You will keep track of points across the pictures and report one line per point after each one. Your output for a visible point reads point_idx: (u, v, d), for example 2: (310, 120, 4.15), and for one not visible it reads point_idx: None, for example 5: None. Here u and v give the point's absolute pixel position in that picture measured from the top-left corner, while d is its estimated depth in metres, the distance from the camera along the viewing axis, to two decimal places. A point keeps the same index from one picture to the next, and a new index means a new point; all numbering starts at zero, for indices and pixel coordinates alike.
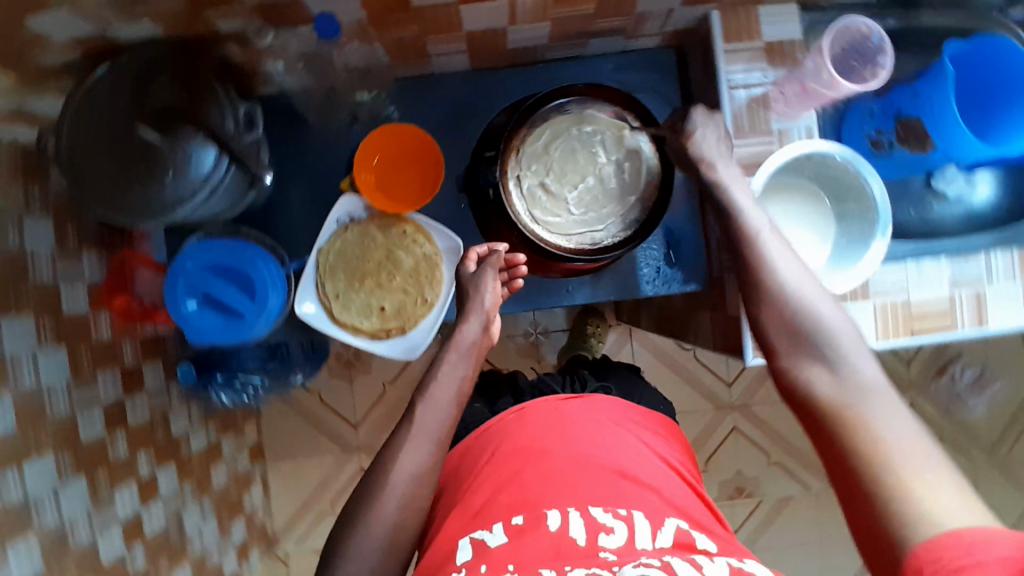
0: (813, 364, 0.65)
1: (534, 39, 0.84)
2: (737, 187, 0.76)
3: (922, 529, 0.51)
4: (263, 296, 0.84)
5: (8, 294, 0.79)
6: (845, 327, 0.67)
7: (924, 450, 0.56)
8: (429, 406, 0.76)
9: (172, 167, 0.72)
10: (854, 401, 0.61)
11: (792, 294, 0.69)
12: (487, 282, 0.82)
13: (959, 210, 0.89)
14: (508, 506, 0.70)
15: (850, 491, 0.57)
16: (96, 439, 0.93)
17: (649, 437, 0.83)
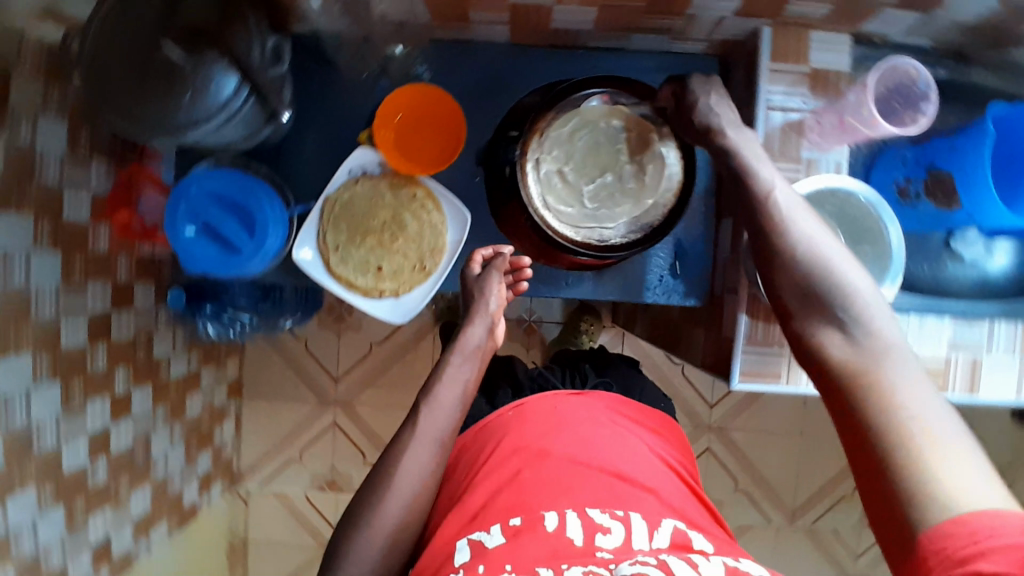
0: (828, 331, 0.61)
1: (579, 24, 0.82)
2: (750, 154, 0.71)
3: (935, 505, 0.48)
4: (263, 235, 0.83)
5: (11, 189, 0.79)
6: (863, 288, 0.62)
7: (942, 424, 0.52)
8: (433, 410, 0.77)
9: (190, 88, 0.70)
10: (870, 367, 0.57)
11: (806, 255, 0.64)
12: (492, 284, 0.85)
13: (972, 274, 0.88)
14: (506, 508, 0.69)
15: (862, 462, 0.54)
16: (77, 347, 0.93)
17: (649, 439, 0.83)
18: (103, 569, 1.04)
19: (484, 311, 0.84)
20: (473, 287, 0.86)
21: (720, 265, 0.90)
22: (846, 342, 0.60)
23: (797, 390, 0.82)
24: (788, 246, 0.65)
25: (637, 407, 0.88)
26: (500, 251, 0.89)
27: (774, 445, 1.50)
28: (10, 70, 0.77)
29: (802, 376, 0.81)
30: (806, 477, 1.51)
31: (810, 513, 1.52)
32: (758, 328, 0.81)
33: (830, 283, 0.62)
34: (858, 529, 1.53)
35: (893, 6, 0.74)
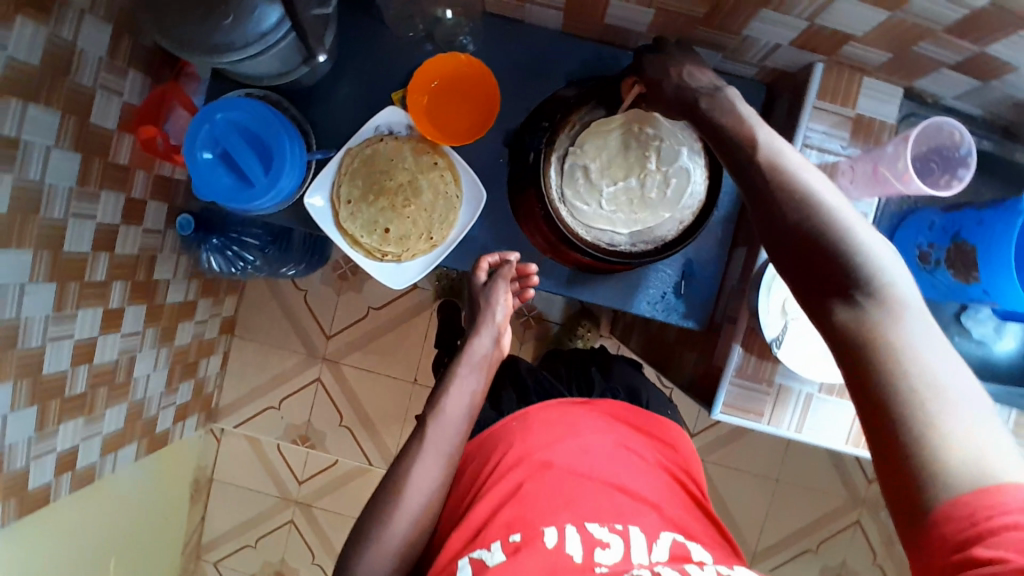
0: (831, 292, 0.52)
1: (634, 24, 0.81)
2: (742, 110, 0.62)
3: (942, 481, 0.44)
4: (278, 173, 0.82)
5: (43, 81, 0.79)
6: (868, 236, 0.52)
7: (955, 391, 0.46)
8: (440, 424, 0.76)
9: (234, 13, 0.69)
10: (879, 331, 0.49)
11: (805, 207, 0.54)
12: (498, 293, 0.83)
13: (977, 352, 0.86)
14: (507, 522, 0.68)
15: (868, 428, 0.48)
16: (79, 253, 0.93)
17: (648, 445, 0.81)
18: (64, 476, 1.04)
19: (490, 321, 0.83)
20: (479, 296, 0.84)
21: (727, 295, 0.89)
22: (852, 304, 0.51)
23: (778, 431, 0.81)
24: (783, 192, 0.55)
25: (642, 415, 0.85)
26: (506, 258, 0.87)
27: (747, 485, 1.49)
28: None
29: (785, 419, 0.81)
30: (773, 523, 1.50)
31: (770, 559, 1.50)
32: (750, 362, 0.80)
33: (830, 235, 0.52)
34: None
35: (952, 66, 0.72)
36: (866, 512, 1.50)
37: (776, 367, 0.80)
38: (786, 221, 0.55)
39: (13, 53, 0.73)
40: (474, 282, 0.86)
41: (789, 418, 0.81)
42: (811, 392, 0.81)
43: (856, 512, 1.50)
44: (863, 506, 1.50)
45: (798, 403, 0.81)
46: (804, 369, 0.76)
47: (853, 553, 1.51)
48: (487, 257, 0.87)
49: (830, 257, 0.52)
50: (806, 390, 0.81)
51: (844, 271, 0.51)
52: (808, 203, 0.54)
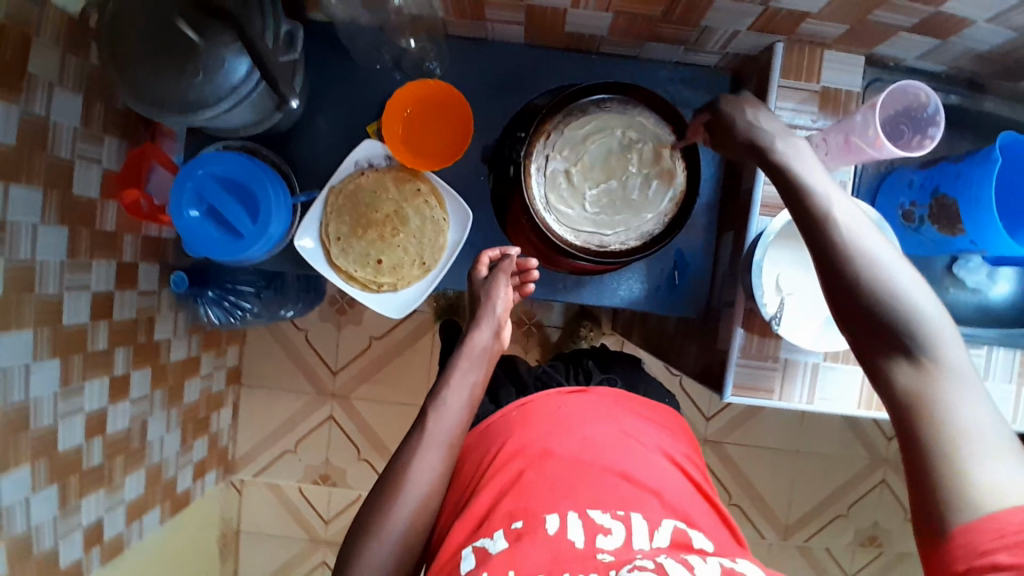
0: (887, 352, 0.57)
1: (595, 29, 0.83)
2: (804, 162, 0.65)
3: (971, 507, 0.49)
4: (266, 220, 0.83)
5: (22, 160, 0.80)
6: (930, 306, 0.56)
7: (990, 434, 0.51)
8: (442, 413, 0.75)
9: (202, 69, 0.71)
10: (931, 394, 0.54)
11: (871, 269, 0.58)
12: (499, 287, 0.84)
13: (974, 300, 0.87)
14: (508, 512, 0.67)
15: (910, 464, 0.53)
16: (78, 325, 0.93)
17: (650, 434, 0.80)
18: (94, 550, 1.05)
19: (490, 315, 0.83)
20: (479, 290, 0.85)
21: (719, 278, 0.90)
22: (911, 367, 0.55)
23: (789, 405, 0.82)
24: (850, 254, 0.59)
25: (640, 403, 0.85)
26: (507, 252, 0.88)
27: (769, 461, 1.50)
28: (31, 37, 0.78)
29: (794, 392, 0.81)
30: (800, 495, 1.51)
31: (803, 530, 1.51)
32: (752, 342, 0.81)
33: (893, 303, 0.56)
34: (851, 549, 1.52)
35: (909, 29, 0.74)
36: (890, 470, 1.51)
37: (779, 342, 0.81)
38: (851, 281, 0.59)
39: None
40: (475, 277, 0.87)
41: (799, 391, 0.81)
42: (817, 361, 0.81)
43: (880, 472, 1.51)
44: (886, 465, 1.51)
45: (805, 376, 0.81)
46: (805, 342, 0.76)
47: (884, 513, 1.52)
48: (487, 253, 0.88)
49: (886, 315, 0.57)
50: (811, 360, 0.81)
51: (904, 329, 0.56)
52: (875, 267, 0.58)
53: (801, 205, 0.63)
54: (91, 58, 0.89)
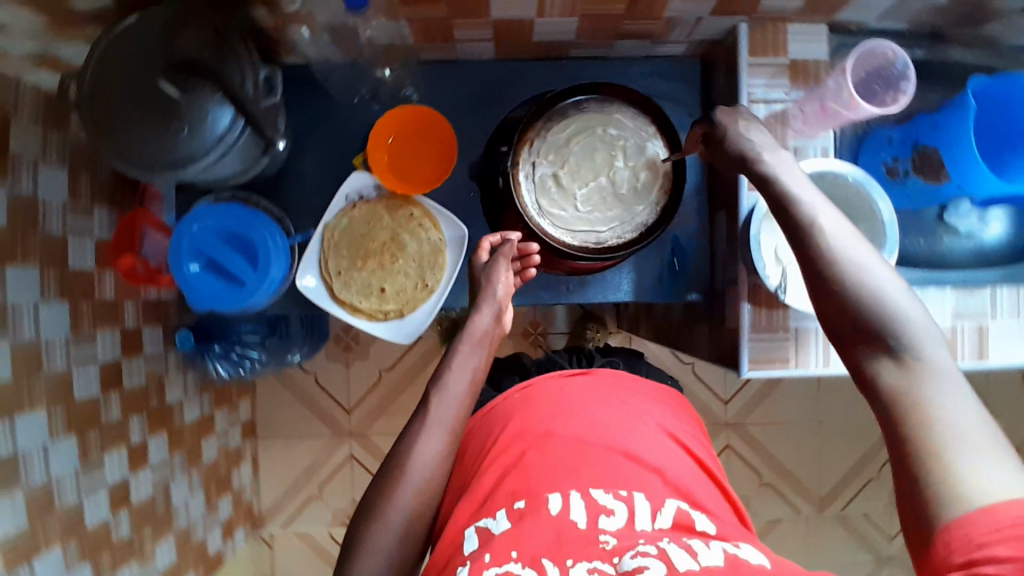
0: (873, 352, 0.56)
1: (562, 34, 0.85)
2: (789, 175, 0.67)
3: (961, 501, 0.46)
4: (266, 265, 0.84)
5: (15, 242, 0.80)
6: (912, 307, 0.56)
7: (981, 433, 0.49)
8: (444, 396, 0.76)
9: (187, 124, 0.72)
10: (912, 395, 0.52)
11: (853, 275, 0.58)
12: (499, 273, 0.83)
13: (970, 245, 0.88)
14: (511, 492, 0.66)
15: (899, 468, 0.51)
16: (89, 398, 0.93)
17: (656, 413, 0.78)
18: None
19: (491, 299, 0.83)
20: (481, 275, 0.85)
21: (717, 259, 0.91)
22: (894, 364, 0.54)
23: (807, 372, 0.82)
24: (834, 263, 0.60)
25: (642, 386, 0.83)
26: (507, 237, 0.87)
27: (793, 436, 1.50)
28: (10, 119, 0.79)
29: (810, 359, 0.82)
30: (829, 465, 1.50)
31: (837, 500, 1.51)
32: (761, 316, 0.82)
33: (875, 301, 0.57)
34: (888, 512, 1.52)
35: None
36: None
37: (787, 312, 0.81)
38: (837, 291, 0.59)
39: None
40: (477, 262, 0.87)
41: (814, 357, 0.82)
42: None
43: None
44: None
45: (818, 340, 0.82)
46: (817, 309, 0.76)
47: None
48: (487, 238, 0.87)
49: (871, 322, 0.57)
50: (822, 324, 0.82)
51: (887, 333, 0.55)
52: (857, 275, 0.58)
53: (785, 211, 0.65)
54: (72, 131, 0.89)
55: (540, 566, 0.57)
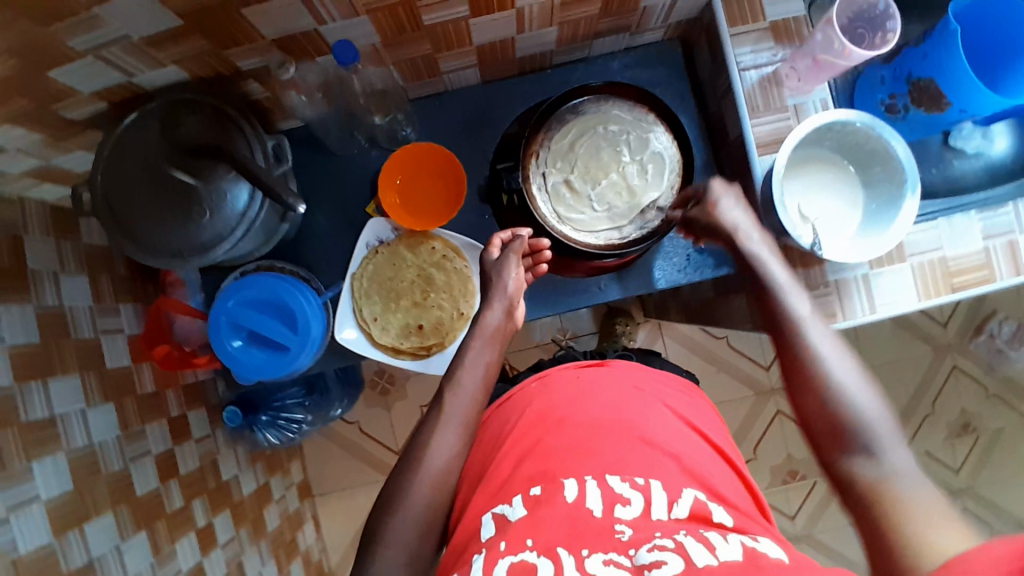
0: (847, 452, 0.65)
1: (543, 46, 0.86)
2: (777, 264, 0.76)
3: (930, 557, 0.52)
4: (305, 327, 0.85)
5: (50, 356, 0.79)
6: (880, 412, 0.67)
7: (941, 511, 0.57)
8: (457, 392, 0.77)
9: (208, 207, 0.74)
10: (885, 485, 0.61)
11: (831, 378, 0.69)
12: (510, 269, 0.82)
13: (980, 164, 0.87)
14: (529, 477, 0.67)
15: (871, 546, 0.58)
16: (152, 492, 0.91)
17: (671, 398, 0.79)
18: None
19: (502, 293, 0.82)
20: (490, 271, 0.83)
21: None
22: (867, 462, 0.64)
23: (856, 321, 0.83)
24: (814, 367, 0.70)
25: (653, 378, 0.81)
26: (518, 233, 0.84)
27: None
28: (21, 236, 0.78)
29: (856, 308, 0.83)
30: None
31: None
32: (799, 275, 0.82)
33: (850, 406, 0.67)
34: (949, 444, 1.51)
35: None
36: (958, 355, 1.50)
37: (823, 267, 0.82)
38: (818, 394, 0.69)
39: (9, 338, 0.74)
40: (487, 259, 0.84)
41: (859, 304, 0.82)
42: (866, 272, 0.82)
43: (948, 359, 1.50)
44: (952, 351, 1.50)
45: (860, 288, 0.83)
46: (850, 257, 0.75)
47: (968, 398, 1.51)
48: (497, 234, 0.85)
49: (846, 427, 0.66)
50: (860, 273, 0.82)
51: (861, 431, 0.65)
52: (833, 379, 0.69)
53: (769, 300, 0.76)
54: (82, 235, 0.89)
55: (554, 555, 0.57)
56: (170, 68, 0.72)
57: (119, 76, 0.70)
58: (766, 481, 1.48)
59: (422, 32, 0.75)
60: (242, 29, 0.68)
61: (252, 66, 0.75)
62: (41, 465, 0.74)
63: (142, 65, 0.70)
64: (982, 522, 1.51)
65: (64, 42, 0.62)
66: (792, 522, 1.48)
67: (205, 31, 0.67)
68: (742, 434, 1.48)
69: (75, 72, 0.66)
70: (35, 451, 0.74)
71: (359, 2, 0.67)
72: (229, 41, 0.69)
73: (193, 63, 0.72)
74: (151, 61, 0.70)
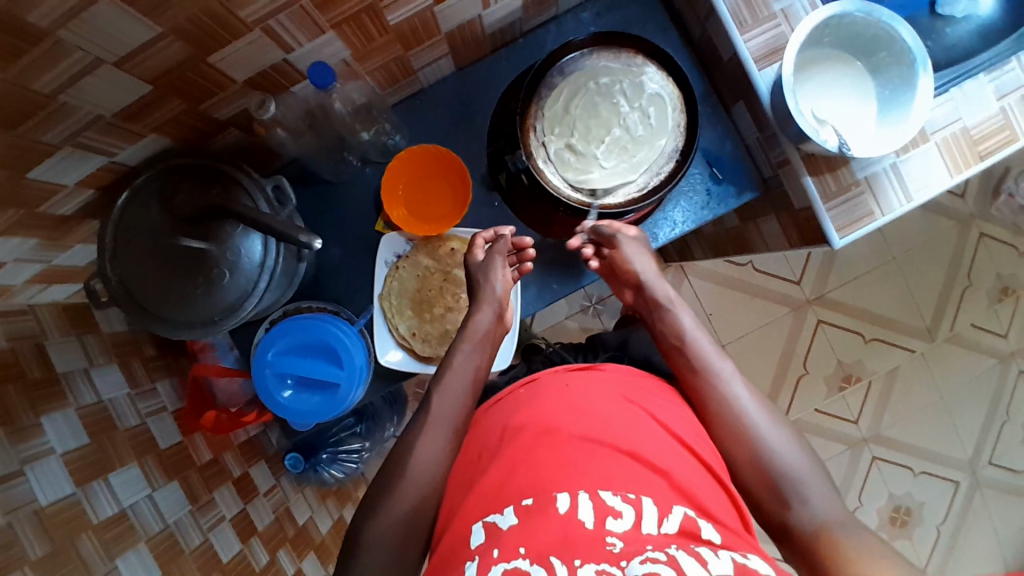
0: (783, 505, 0.66)
1: (511, 15, 0.83)
2: (681, 307, 0.81)
3: None
4: (349, 359, 0.84)
5: (106, 452, 0.76)
6: (800, 456, 0.69)
7: (885, 558, 0.58)
8: (445, 394, 0.74)
9: (226, 266, 0.73)
10: (827, 534, 0.62)
11: (750, 422, 0.70)
12: (496, 268, 0.83)
13: (971, 27, 0.84)
14: (518, 489, 0.59)
15: None
16: (236, 556, 0.90)
17: (662, 411, 0.69)
18: None
19: (492, 296, 0.83)
20: (477, 271, 0.84)
21: (753, 149, 0.89)
22: (802, 511, 0.65)
23: (896, 215, 0.80)
24: (733, 415, 0.71)
25: (642, 390, 0.72)
26: (500, 233, 0.87)
27: (874, 283, 1.47)
28: (43, 343, 0.74)
29: (892, 200, 0.80)
30: (921, 295, 1.48)
31: (944, 322, 1.48)
32: (827, 181, 0.80)
33: (777, 458, 0.68)
34: (993, 312, 1.49)
35: None
36: (983, 222, 1.47)
37: (849, 167, 0.79)
38: (742, 442, 0.70)
39: (60, 447, 0.71)
40: (471, 260, 0.86)
41: (894, 196, 0.80)
42: (893, 162, 0.80)
43: (975, 228, 1.47)
44: (976, 220, 1.47)
45: (891, 179, 0.80)
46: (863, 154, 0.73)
47: (1002, 262, 1.48)
48: (479, 235, 0.87)
49: (774, 478, 0.67)
50: (887, 164, 0.79)
51: (790, 477, 0.67)
52: (750, 424, 0.70)
53: (683, 346, 0.78)
54: (103, 327, 0.84)
55: (547, 563, 0.51)
56: (148, 138, 0.70)
57: (101, 160, 0.68)
58: (823, 392, 1.47)
59: (390, 34, 0.72)
60: (213, 80, 0.66)
61: (228, 114, 0.74)
62: (126, 560, 0.73)
63: (120, 141, 0.67)
64: None
65: (38, 139, 0.59)
66: (858, 427, 1.48)
67: (177, 92, 0.65)
68: (790, 351, 1.46)
69: (54, 169, 0.64)
70: (117, 547, 0.72)
71: (323, 19, 0.64)
72: (202, 95, 0.68)
73: (171, 126, 0.70)
74: (129, 136, 0.68)
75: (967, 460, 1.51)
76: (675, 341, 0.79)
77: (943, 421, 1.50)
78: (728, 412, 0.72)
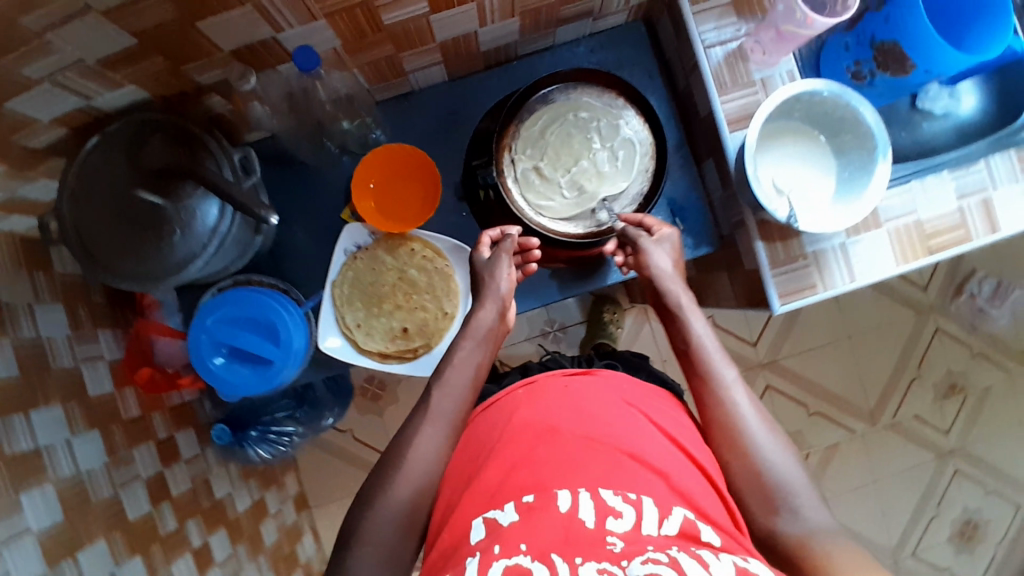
0: (772, 515, 0.62)
1: (506, 37, 0.86)
2: (695, 317, 0.75)
3: None
4: (288, 339, 0.85)
5: (31, 388, 0.75)
6: (794, 470, 0.64)
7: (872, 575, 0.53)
8: (445, 391, 0.72)
9: (178, 226, 0.73)
10: (814, 546, 0.58)
11: (748, 432, 0.66)
12: (502, 267, 0.79)
13: (948, 125, 0.85)
14: (519, 485, 0.61)
15: None
16: (143, 516, 0.88)
17: (662, 417, 0.71)
18: None
19: (495, 295, 0.78)
20: (482, 271, 0.80)
21: (716, 206, 0.92)
22: (790, 524, 0.61)
23: (837, 291, 0.83)
24: (731, 424, 0.67)
25: (649, 400, 0.73)
26: (507, 231, 0.82)
27: (826, 358, 1.51)
28: None
29: (836, 278, 0.83)
30: (869, 377, 1.52)
31: (888, 408, 1.52)
32: (777, 248, 0.83)
33: (772, 468, 0.64)
34: (939, 406, 1.53)
35: None
36: (940, 317, 1.51)
37: (800, 239, 0.82)
38: (738, 451, 0.66)
39: None
40: (476, 259, 0.82)
41: (838, 275, 0.83)
42: (843, 241, 0.83)
43: (932, 321, 1.51)
44: (935, 313, 1.51)
45: (837, 257, 0.83)
46: (830, 225, 0.76)
47: (953, 358, 1.52)
48: (485, 232, 0.82)
49: (770, 488, 0.63)
50: (837, 243, 0.83)
51: (778, 489, 0.63)
52: (748, 434, 0.66)
53: (689, 354, 0.73)
54: (55, 266, 0.83)
55: (549, 560, 0.52)
56: (128, 88, 0.71)
57: (78, 101, 0.68)
58: None
59: (383, 33, 0.74)
60: (201, 45, 0.67)
61: (211, 79, 0.75)
62: (29, 497, 0.71)
63: (100, 86, 0.68)
64: (974, 481, 1.54)
65: (21, 71, 0.60)
66: None
67: (162, 49, 0.66)
68: None
69: (31, 101, 0.64)
70: (22, 483, 0.71)
71: (317, 7, 0.65)
72: (185, 58, 0.69)
73: (154, 80, 0.71)
74: (109, 83, 0.68)
75: (890, 547, 1.53)
76: (682, 346, 0.74)
77: (873, 504, 1.53)
78: (725, 420, 0.68)
